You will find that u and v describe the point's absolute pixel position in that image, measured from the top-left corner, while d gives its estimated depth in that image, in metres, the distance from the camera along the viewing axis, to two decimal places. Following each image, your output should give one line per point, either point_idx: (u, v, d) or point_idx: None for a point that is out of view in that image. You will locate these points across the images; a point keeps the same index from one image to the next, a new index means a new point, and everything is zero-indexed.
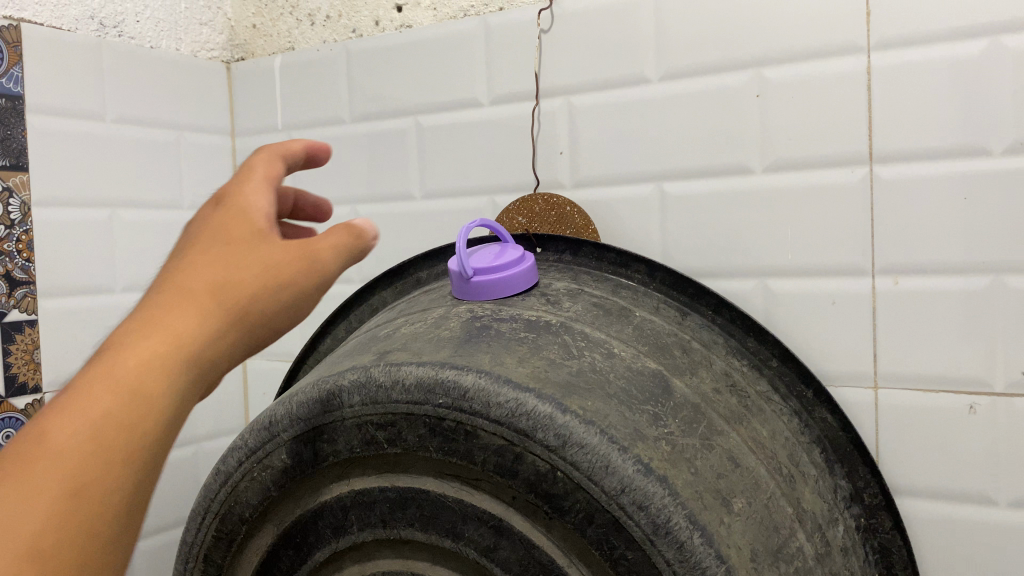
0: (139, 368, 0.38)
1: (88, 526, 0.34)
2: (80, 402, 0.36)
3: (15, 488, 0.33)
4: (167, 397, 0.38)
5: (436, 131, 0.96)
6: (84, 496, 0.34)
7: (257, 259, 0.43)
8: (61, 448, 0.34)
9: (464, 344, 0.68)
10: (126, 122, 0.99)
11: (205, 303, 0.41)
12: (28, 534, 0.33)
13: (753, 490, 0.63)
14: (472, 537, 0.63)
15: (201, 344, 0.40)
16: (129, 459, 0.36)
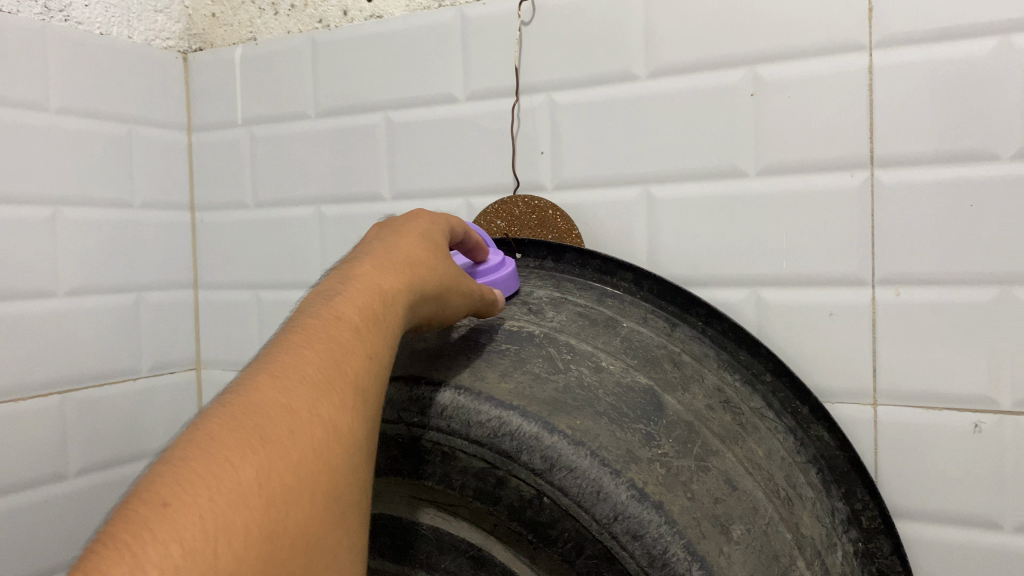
0: (357, 365, 0.39)
1: (342, 510, 0.33)
2: (312, 382, 0.35)
3: (276, 446, 0.31)
4: (370, 402, 0.39)
5: (408, 129, 0.91)
6: (333, 471, 0.33)
7: (443, 269, 0.52)
8: (302, 416, 0.33)
9: (441, 357, 0.63)
10: (72, 113, 0.92)
11: (387, 310, 0.44)
12: (296, 497, 0.31)
13: (752, 516, 0.57)
14: (448, 568, 0.57)
15: (381, 356, 0.42)
16: (358, 456, 0.36)
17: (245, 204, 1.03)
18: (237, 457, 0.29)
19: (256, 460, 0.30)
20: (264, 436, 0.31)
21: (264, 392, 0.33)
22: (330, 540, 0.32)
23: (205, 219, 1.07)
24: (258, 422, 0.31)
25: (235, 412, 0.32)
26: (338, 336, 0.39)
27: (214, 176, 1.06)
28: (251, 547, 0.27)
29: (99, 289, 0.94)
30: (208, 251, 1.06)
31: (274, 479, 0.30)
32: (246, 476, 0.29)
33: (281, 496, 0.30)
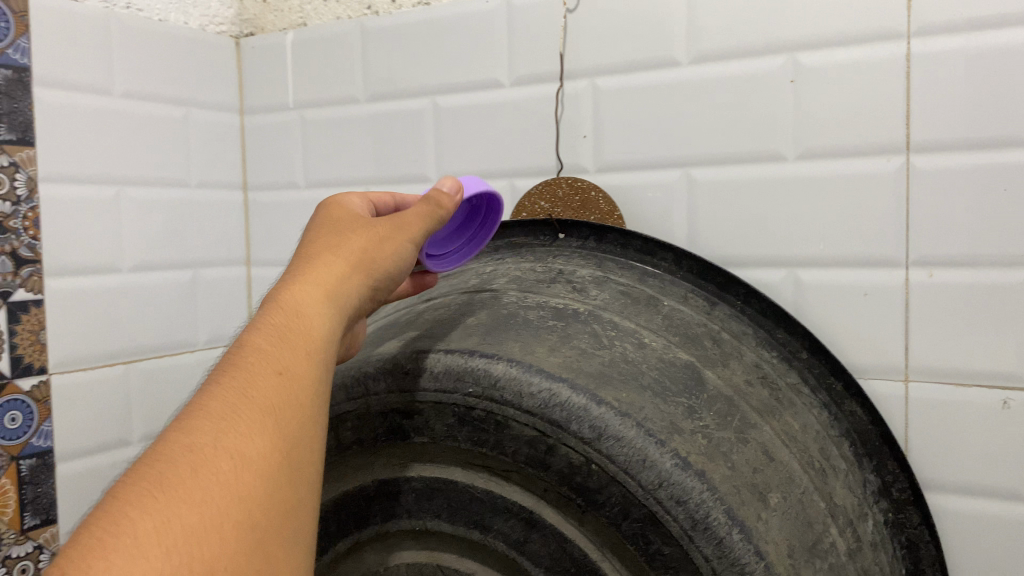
0: (268, 386, 0.43)
1: (267, 528, 0.38)
2: (215, 423, 0.40)
3: (172, 494, 0.36)
4: (296, 412, 0.43)
5: (455, 112, 0.94)
6: (246, 494, 0.38)
7: (352, 246, 0.54)
8: (202, 456, 0.38)
9: (493, 332, 0.66)
10: (134, 96, 0.96)
11: (304, 324, 0.48)
12: (200, 532, 0.35)
13: (788, 485, 0.61)
14: (501, 529, 0.60)
15: (303, 367, 0.46)
16: (282, 472, 0.40)
17: (295, 184, 1.07)
18: (133, 514, 0.35)
19: (152, 512, 0.35)
20: (162, 489, 0.36)
21: (170, 447, 0.39)
22: (254, 560, 0.37)
23: (256, 198, 1.11)
24: (157, 478, 0.37)
25: (141, 472, 0.37)
26: (248, 367, 0.44)
27: (265, 157, 1.09)
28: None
29: (160, 265, 0.98)
30: (259, 229, 1.11)
31: (169, 526, 0.35)
32: (143, 529, 0.34)
33: (182, 535, 0.35)
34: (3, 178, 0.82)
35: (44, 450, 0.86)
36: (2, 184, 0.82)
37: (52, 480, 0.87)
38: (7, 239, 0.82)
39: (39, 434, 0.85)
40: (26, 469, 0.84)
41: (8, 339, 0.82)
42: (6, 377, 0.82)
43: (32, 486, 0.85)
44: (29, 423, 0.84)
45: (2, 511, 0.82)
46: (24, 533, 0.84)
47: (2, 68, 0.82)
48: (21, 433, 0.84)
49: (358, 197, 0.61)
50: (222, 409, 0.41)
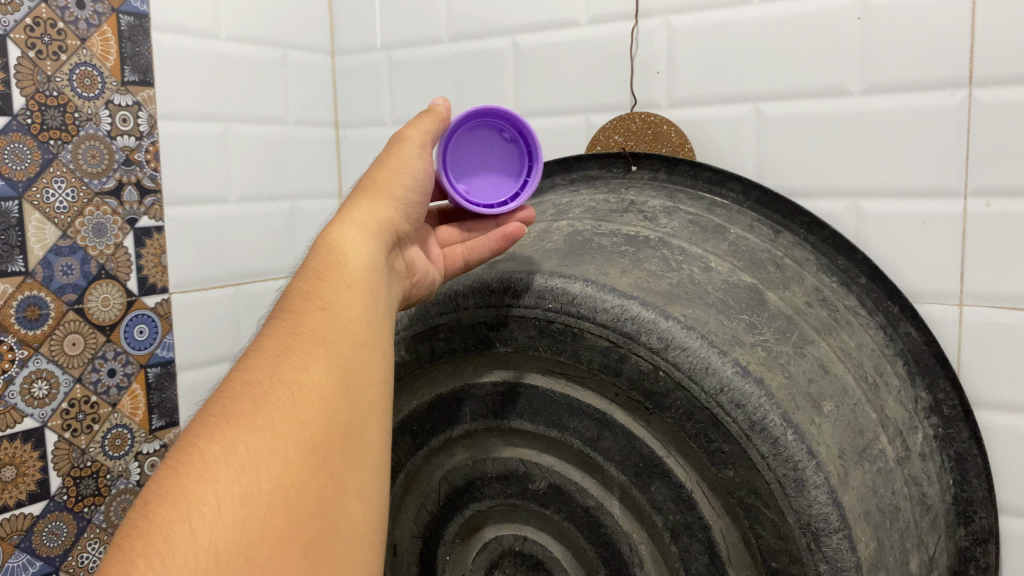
0: (314, 326, 0.49)
1: (326, 445, 0.43)
2: (271, 363, 0.46)
3: (237, 424, 0.42)
4: (344, 341, 0.49)
5: (535, 52, 0.99)
6: (303, 418, 0.43)
7: (370, 184, 0.62)
8: (261, 390, 0.44)
9: (570, 256, 0.72)
10: (238, 40, 1.04)
11: (345, 267, 0.54)
12: (264, 452, 0.41)
13: (841, 396, 0.66)
14: (577, 428, 0.67)
15: (345, 303, 0.51)
16: (337, 395, 0.46)
17: (383, 121, 1.14)
18: (205, 445, 0.41)
19: (221, 441, 0.41)
20: (229, 421, 0.43)
21: (233, 389, 0.45)
22: (317, 473, 0.42)
23: (347, 135, 1.18)
24: (224, 414, 0.43)
25: (212, 412, 0.44)
26: (297, 314, 0.50)
27: (355, 96, 1.17)
28: (222, 507, 0.38)
29: (264, 196, 1.07)
30: (350, 164, 1.18)
31: (236, 450, 0.41)
32: (212, 455, 0.41)
33: (248, 457, 0.41)
34: (128, 116, 0.91)
35: (167, 360, 0.97)
36: (128, 121, 0.91)
37: (174, 387, 0.98)
38: (132, 170, 0.92)
39: (163, 346, 0.96)
40: (152, 376, 0.96)
41: (135, 260, 0.93)
42: (134, 294, 0.93)
43: (158, 392, 0.96)
44: (154, 336, 0.95)
45: (134, 412, 0.94)
46: (152, 433, 0.96)
47: (125, 15, 0.90)
48: (148, 344, 0.95)
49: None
50: (277, 350, 0.47)
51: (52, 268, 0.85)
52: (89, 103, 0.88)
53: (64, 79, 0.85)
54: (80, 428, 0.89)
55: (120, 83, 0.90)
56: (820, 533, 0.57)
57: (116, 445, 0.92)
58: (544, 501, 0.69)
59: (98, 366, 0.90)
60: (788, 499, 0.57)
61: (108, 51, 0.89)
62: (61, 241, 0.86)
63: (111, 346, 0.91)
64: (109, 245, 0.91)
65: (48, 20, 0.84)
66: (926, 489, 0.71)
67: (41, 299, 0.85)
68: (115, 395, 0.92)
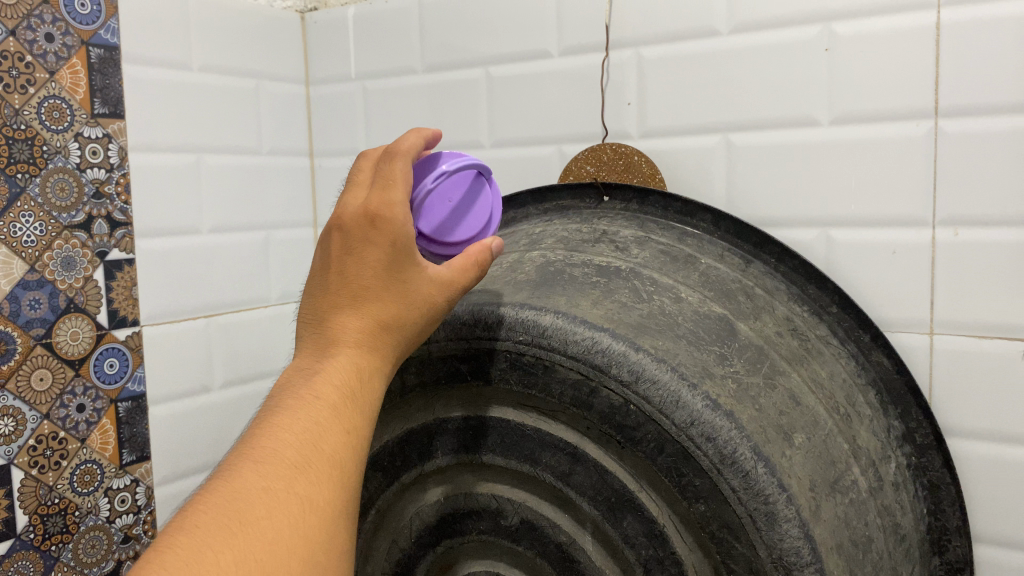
0: (335, 443, 0.47)
1: (324, 563, 0.43)
2: (288, 468, 0.45)
3: (251, 534, 0.41)
4: (354, 465, 0.48)
5: (508, 82, 1.00)
6: (311, 540, 0.43)
7: (422, 299, 0.53)
8: (278, 502, 0.43)
9: (541, 287, 0.70)
10: (211, 70, 1.03)
11: (370, 386, 0.51)
12: (273, 570, 0.41)
13: (813, 427, 0.65)
14: (549, 463, 0.65)
15: (361, 430, 0.50)
16: (338, 516, 0.46)
17: (358, 150, 1.15)
18: (216, 550, 0.40)
19: (236, 551, 0.40)
20: (241, 527, 0.41)
21: (245, 485, 0.43)
22: None
23: (322, 163, 1.18)
24: (237, 518, 0.42)
25: (220, 506, 0.42)
26: (323, 421, 0.48)
27: (330, 126, 1.17)
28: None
29: (237, 226, 1.07)
30: (325, 193, 1.18)
31: (248, 561, 0.40)
32: (223, 560, 0.39)
33: (258, 571, 0.40)
34: (98, 148, 0.91)
35: (138, 394, 0.96)
36: (98, 153, 0.91)
37: (145, 420, 0.97)
38: (103, 203, 0.91)
39: (133, 379, 0.95)
40: (123, 410, 0.94)
41: (106, 293, 0.92)
42: (105, 328, 0.92)
43: (128, 426, 0.95)
44: (125, 369, 0.94)
45: (104, 447, 0.93)
46: (122, 467, 0.95)
47: (96, 48, 0.90)
48: (119, 378, 0.94)
49: (404, 189, 0.53)
50: (295, 455, 0.46)
51: (19, 303, 0.84)
52: (58, 135, 0.87)
53: (33, 113, 0.85)
54: (47, 464, 0.87)
55: (90, 115, 0.90)
56: (792, 567, 0.56)
57: (85, 481, 0.91)
58: (516, 537, 0.67)
59: (67, 402, 0.89)
60: (759, 533, 0.57)
61: (77, 84, 0.89)
62: (28, 275, 0.85)
63: (81, 380, 0.90)
64: (78, 279, 0.90)
65: (17, 52, 0.83)
66: (900, 519, 0.70)
67: (7, 334, 0.84)
68: (85, 430, 0.91)
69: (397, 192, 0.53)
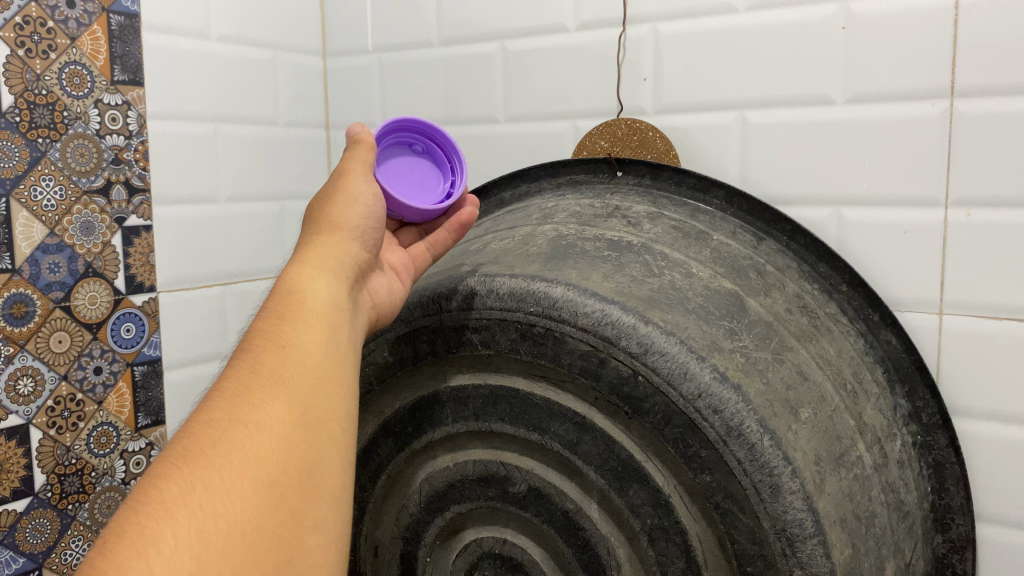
0: (272, 361, 0.47)
1: (284, 482, 0.42)
2: (229, 399, 0.44)
3: (196, 463, 0.40)
4: (304, 377, 0.47)
5: (524, 57, 1.00)
6: (265, 458, 0.42)
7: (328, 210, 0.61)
8: (221, 429, 0.42)
9: (554, 260, 0.71)
10: (230, 40, 1.04)
11: (306, 302, 0.52)
12: (224, 493, 0.39)
13: (820, 403, 0.66)
14: (557, 432, 0.65)
15: (305, 339, 0.49)
16: (296, 433, 0.44)
17: (374, 124, 1.15)
18: (161, 485, 0.39)
19: (181, 484, 0.39)
20: (186, 461, 0.40)
21: (189, 428, 0.43)
22: (276, 511, 0.41)
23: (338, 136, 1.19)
24: (182, 456, 0.41)
25: (167, 453, 0.42)
26: (256, 350, 0.48)
27: (346, 98, 1.17)
28: (178, 542, 0.37)
29: (253, 196, 1.08)
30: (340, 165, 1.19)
31: (196, 488, 0.39)
32: (170, 494, 0.38)
33: (207, 496, 0.39)
34: (117, 115, 0.92)
35: (154, 358, 0.97)
36: (117, 120, 0.92)
37: (160, 385, 0.98)
38: (121, 169, 0.93)
39: (149, 344, 0.97)
40: (139, 374, 0.96)
41: (123, 259, 0.93)
42: (122, 293, 0.93)
43: (144, 390, 0.97)
44: (141, 334, 0.96)
45: (120, 410, 0.94)
46: (138, 431, 0.97)
47: (116, 15, 0.91)
48: (135, 342, 0.95)
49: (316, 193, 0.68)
50: (235, 385, 0.45)
51: (39, 266, 0.86)
52: (78, 101, 0.88)
53: (53, 78, 0.86)
54: (65, 425, 0.89)
55: (109, 82, 0.91)
56: (795, 538, 0.57)
57: (102, 443, 0.93)
58: (524, 504, 0.68)
59: (84, 364, 0.91)
60: (764, 504, 0.57)
61: (98, 51, 0.90)
62: (48, 239, 0.86)
63: (98, 344, 0.92)
64: (96, 244, 0.91)
65: (38, 18, 0.84)
66: (903, 495, 0.71)
67: (27, 297, 0.85)
68: (102, 393, 0.92)
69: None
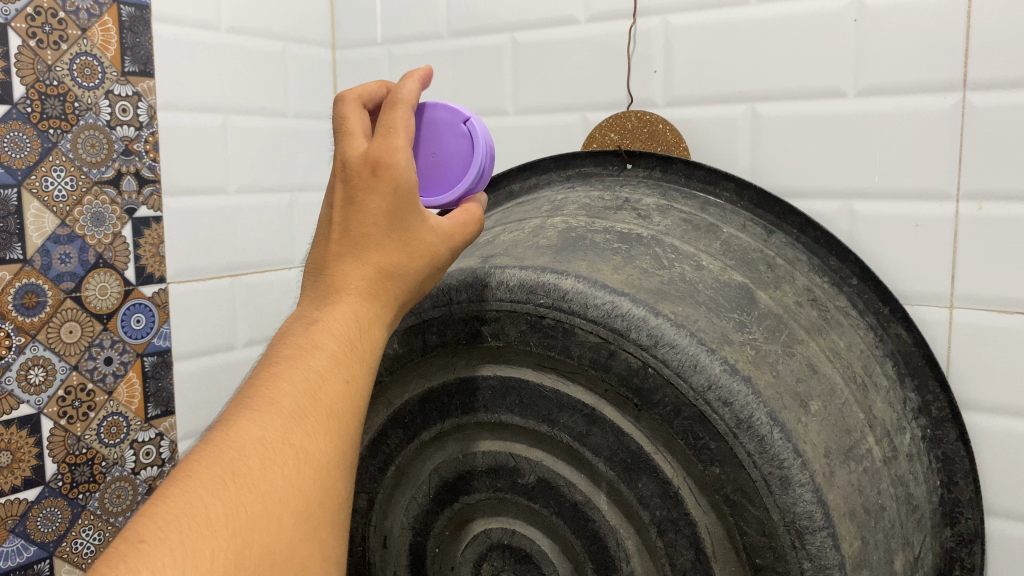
0: (332, 395, 0.46)
1: (317, 519, 0.43)
2: (285, 419, 0.44)
3: (243, 482, 0.41)
4: (351, 418, 0.47)
5: (534, 49, 1.00)
6: (305, 491, 0.42)
7: (424, 247, 0.53)
8: (273, 453, 0.42)
9: (564, 252, 0.71)
10: (240, 32, 1.04)
11: (367, 339, 0.50)
12: (264, 522, 0.40)
13: (830, 395, 0.66)
14: (566, 423, 0.65)
15: (361, 382, 0.49)
16: (334, 470, 0.45)
17: None
18: (208, 501, 0.39)
19: (226, 502, 0.39)
20: (234, 476, 0.41)
21: (240, 435, 0.42)
22: (306, 544, 0.42)
23: None
24: (229, 469, 0.41)
25: (213, 455, 0.41)
26: (320, 370, 0.47)
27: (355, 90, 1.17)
28: (218, 565, 0.37)
29: (263, 188, 1.08)
30: None
31: (241, 511, 0.39)
32: (215, 511, 0.39)
33: (249, 522, 0.39)
34: (128, 107, 0.92)
35: (164, 349, 0.98)
36: (127, 111, 0.92)
37: (170, 375, 0.99)
38: (132, 160, 0.93)
39: (159, 335, 0.97)
40: (149, 365, 0.96)
41: (133, 250, 0.94)
42: (132, 284, 0.94)
43: (154, 380, 0.97)
44: (151, 325, 0.96)
45: (130, 400, 0.95)
46: (147, 421, 0.97)
47: (127, 6, 0.91)
48: (145, 333, 0.96)
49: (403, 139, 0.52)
50: (293, 408, 0.45)
51: (50, 257, 0.86)
52: (89, 92, 0.89)
53: (64, 69, 0.86)
54: (75, 415, 0.90)
55: (120, 73, 0.91)
56: (804, 530, 0.57)
57: (112, 433, 0.93)
58: (533, 496, 0.68)
59: (94, 354, 0.91)
60: (773, 497, 0.57)
61: (108, 42, 0.90)
62: (59, 230, 0.87)
63: (108, 335, 0.92)
64: (107, 235, 0.91)
65: (49, 9, 0.85)
66: (913, 489, 0.71)
67: (38, 287, 0.85)
68: (112, 383, 0.93)
69: (360, 135, 0.53)
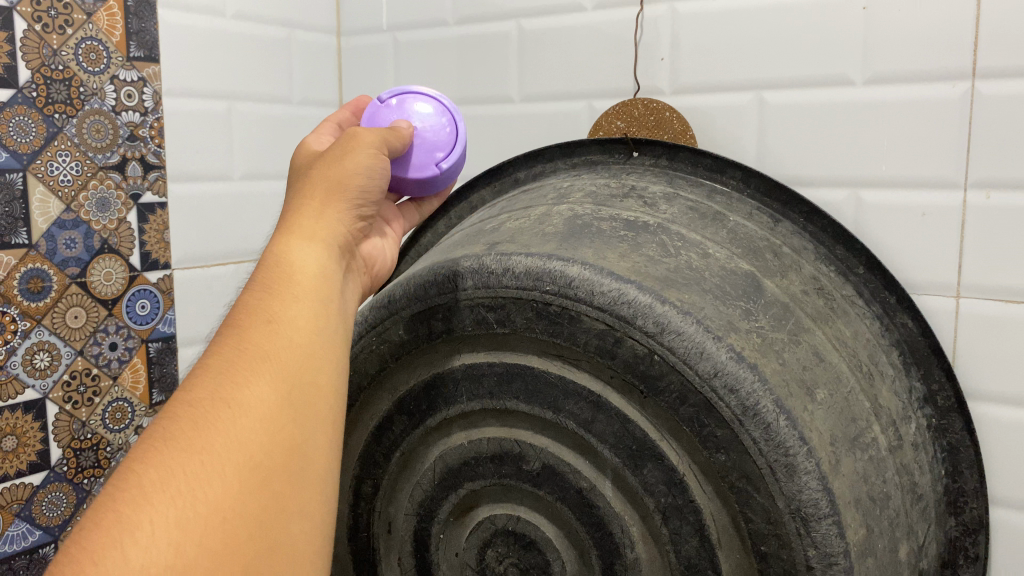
0: (262, 338, 0.47)
1: (266, 466, 0.43)
2: (213, 377, 0.44)
3: (176, 445, 0.41)
4: (292, 357, 0.47)
5: (540, 36, 1.00)
6: (245, 443, 0.42)
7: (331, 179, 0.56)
8: (203, 412, 0.42)
9: (570, 239, 0.71)
10: (245, 18, 1.04)
11: (297, 275, 0.52)
12: (203, 480, 0.40)
13: (836, 383, 0.66)
14: (571, 410, 0.65)
15: (296, 315, 0.49)
16: (281, 412, 0.45)
17: None
18: (140, 470, 0.40)
19: (158, 469, 0.40)
20: (168, 442, 0.41)
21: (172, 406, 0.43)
22: (256, 496, 0.42)
23: None
24: (162, 437, 0.41)
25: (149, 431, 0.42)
26: (246, 324, 0.47)
27: (359, 77, 1.17)
28: (156, 529, 0.38)
29: (268, 175, 1.08)
30: None
31: (174, 475, 0.40)
32: (148, 479, 0.39)
33: (185, 483, 0.40)
34: (133, 92, 0.92)
35: (169, 336, 0.98)
36: (133, 97, 0.92)
37: (175, 362, 0.99)
38: (137, 146, 0.93)
39: (164, 321, 0.97)
40: (153, 351, 0.96)
41: (138, 235, 0.94)
42: (137, 270, 0.94)
43: (159, 366, 0.97)
44: (156, 311, 0.96)
45: (135, 386, 0.95)
46: (152, 407, 0.97)
47: None
48: (150, 319, 0.96)
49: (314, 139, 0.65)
50: (221, 364, 0.45)
51: (55, 241, 0.86)
52: (95, 77, 0.88)
53: (70, 54, 0.86)
54: (80, 400, 0.90)
55: (125, 58, 0.91)
56: (810, 518, 0.57)
57: (117, 419, 0.93)
58: (537, 482, 0.68)
59: (99, 340, 0.91)
60: (778, 484, 0.57)
61: (114, 26, 0.89)
62: (64, 215, 0.87)
63: (113, 320, 0.92)
64: (111, 220, 0.91)
65: None
66: (918, 478, 0.71)
67: (43, 272, 0.85)
68: (116, 368, 0.93)
69: None
